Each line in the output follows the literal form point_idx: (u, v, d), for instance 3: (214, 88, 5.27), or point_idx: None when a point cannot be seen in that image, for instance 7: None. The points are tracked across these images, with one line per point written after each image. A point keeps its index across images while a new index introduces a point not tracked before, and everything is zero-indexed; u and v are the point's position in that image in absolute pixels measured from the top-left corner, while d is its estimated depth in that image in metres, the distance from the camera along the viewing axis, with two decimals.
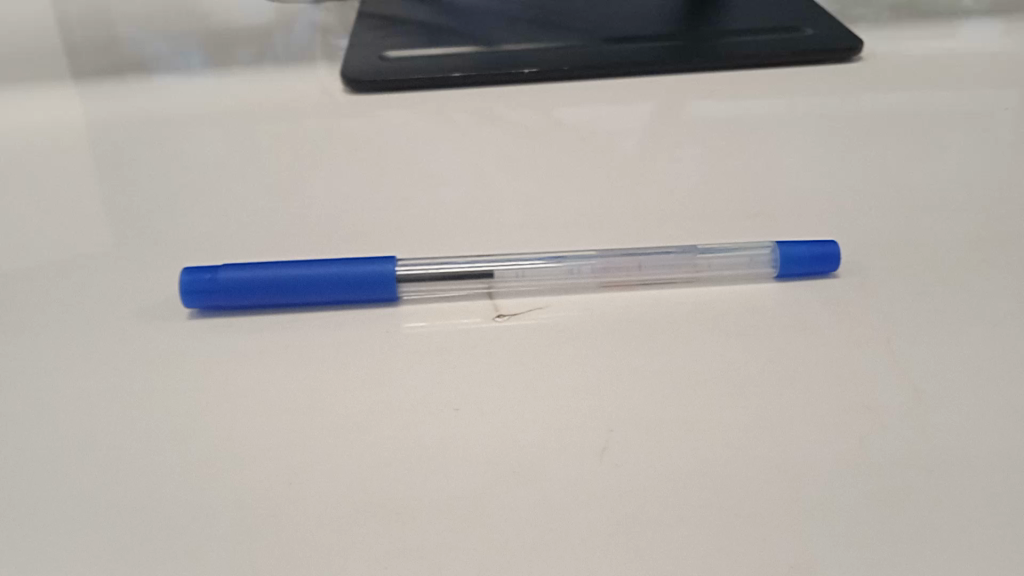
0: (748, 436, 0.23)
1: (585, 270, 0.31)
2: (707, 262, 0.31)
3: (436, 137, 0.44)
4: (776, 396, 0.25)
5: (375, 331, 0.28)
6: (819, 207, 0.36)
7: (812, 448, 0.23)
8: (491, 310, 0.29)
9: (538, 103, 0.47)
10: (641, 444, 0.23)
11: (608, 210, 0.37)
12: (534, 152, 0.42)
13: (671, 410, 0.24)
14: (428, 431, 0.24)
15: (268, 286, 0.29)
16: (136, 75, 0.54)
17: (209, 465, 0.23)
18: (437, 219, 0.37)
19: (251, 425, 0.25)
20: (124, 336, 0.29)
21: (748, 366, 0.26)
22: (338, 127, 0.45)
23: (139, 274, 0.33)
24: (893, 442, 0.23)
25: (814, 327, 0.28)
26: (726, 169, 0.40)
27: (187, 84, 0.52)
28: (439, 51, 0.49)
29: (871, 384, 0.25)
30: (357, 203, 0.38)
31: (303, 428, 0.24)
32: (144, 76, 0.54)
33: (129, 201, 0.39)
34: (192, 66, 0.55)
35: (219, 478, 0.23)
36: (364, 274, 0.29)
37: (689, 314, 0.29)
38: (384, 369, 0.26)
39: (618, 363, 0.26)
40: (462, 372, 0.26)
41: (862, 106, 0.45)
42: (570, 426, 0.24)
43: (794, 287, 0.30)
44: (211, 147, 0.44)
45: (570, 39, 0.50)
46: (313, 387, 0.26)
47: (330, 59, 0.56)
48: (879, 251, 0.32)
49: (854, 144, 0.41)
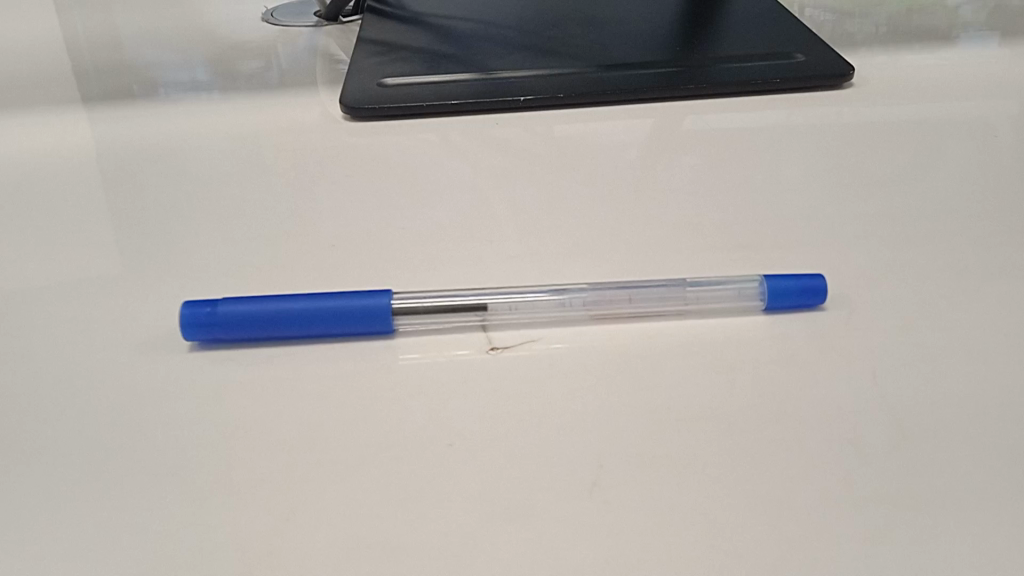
0: (735, 471, 0.24)
1: (578, 303, 0.31)
2: (697, 295, 0.31)
3: (433, 162, 0.44)
4: (765, 430, 0.25)
5: (371, 365, 0.29)
6: (810, 234, 0.37)
7: (797, 482, 0.23)
8: (486, 343, 0.30)
9: (535, 129, 0.47)
10: (632, 480, 0.23)
11: (604, 237, 0.37)
12: (531, 177, 0.43)
13: (662, 446, 0.25)
14: (423, 466, 0.24)
15: (268, 319, 0.29)
16: (140, 99, 0.55)
17: (203, 497, 0.24)
18: (434, 246, 0.37)
19: (248, 458, 0.25)
20: (125, 367, 0.29)
21: (736, 400, 0.26)
22: (338, 153, 0.46)
23: (139, 302, 0.34)
24: (878, 477, 0.23)
25: (802, 360, 0.28)
26: (720, 195, 0.40)
27: (189, 108, 0.53)
28: (437, 78, 0.50)
29: (857, 417, 0.26)
30: (356, 229, 0.38)
31: (300, 461, 0.25)
32: (148, 101, 0.54)
33: (130, 226, 0.40)
34: (194, 91, 0.56)
35: (213, 511, 0.23)
36: (361, 307, 0.30)
37: (680, 347, 0.29)
38: (380, 403, 0.27)
39: (609, 397, 0.27)
40: (455, 407, 0.27)
41: (853, 132, 0.46)
42: (562, 461, 0.24)
43: (783, 319, 0.31)
44: (211, 173, 0.45)
45: (566, 67, 0.51)
46: (310, 421, 0.26)
47: (330, 84, 0.57)
48: (867, 283, 0.33)
49: (847, 171, 0.42)
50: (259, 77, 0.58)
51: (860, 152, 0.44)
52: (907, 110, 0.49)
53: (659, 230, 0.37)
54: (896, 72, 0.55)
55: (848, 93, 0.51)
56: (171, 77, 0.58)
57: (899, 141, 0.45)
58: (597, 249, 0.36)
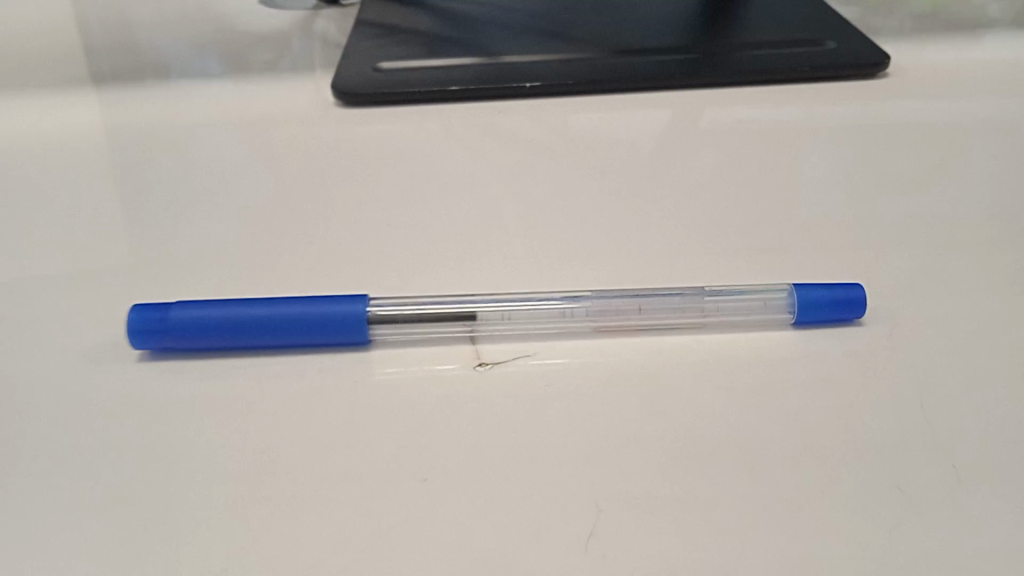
0: (757, 522, 0.20)
1: (579, 312, 0.28)
2: (715, 306, 0.28)
3: (429, 154, 0.41)
4: (793, 471, 0.22)
5: (342, 380, 0.25)
6: (841, 237, 0.33)
7: (832, 539, 0.20)
8: (472, 357, 0.26)
9: (541, 119, 0.43)
10: (634, 528, 0.20)
11: (612, 238, 0.33)
12: (535, 172, 0.39)
13: (670, 488, 0.21)
14: (390, 507, 0.21)
15: (228, 326, 0.26)
16: (123, 82, 0.51)
17: (133, 539, 0.20)
18: (423, 245, 0.33)
19: (192, 491, 0.22)
20: (69, 377, 0.26)
21: (760, 433, 0.23)
22: (327, 142, 0.42)
23: (95, 302, 0.30)
24: (926, 532, 0.20)
25: (837, 386, 0.25)
26: (741, 194, 0.37)
27: (174, 92, 0.50)
28: (437, 63, 0.47)
29: (900, 458, 0.22)
30: (339, 224, 0.35)
31: (250, 496, 0.21)
32: (132, 85, 0.51)
33: (97, 218, 0.37)
34: (181, 74, 0.53)
35: (143, 556, 0.20)
36: (333, 314, 0.26)
37: (695, 367, 0.26)
38: (348, 427, 0.24)
39: (611, 425, 0.23)
40: (433, 433, 0.23)
41: (887, 126, 0.42)
42: (552, 503, 0.21)
43: (813, 336, 0.27)
44: (190, 161, 0.41)
45: (576, 53, 0.47)
46: (266, 448, 0.23)
47: (325, 68, 0.53)
48: (908, 295, 0.29)
49: (882, 171, 0.38)
50: (251, 62, 0.55)
51: (895, 150, 0.40)
52: (947, 102, 0.45)
53: (674, 233, 0.34)
54: (933, 64, 0.50)
55: (883, 85, 0.47)
56: (158, 61, 0.55)
57: (939, 137, 0.41)
58: (604, 252, 0.33)
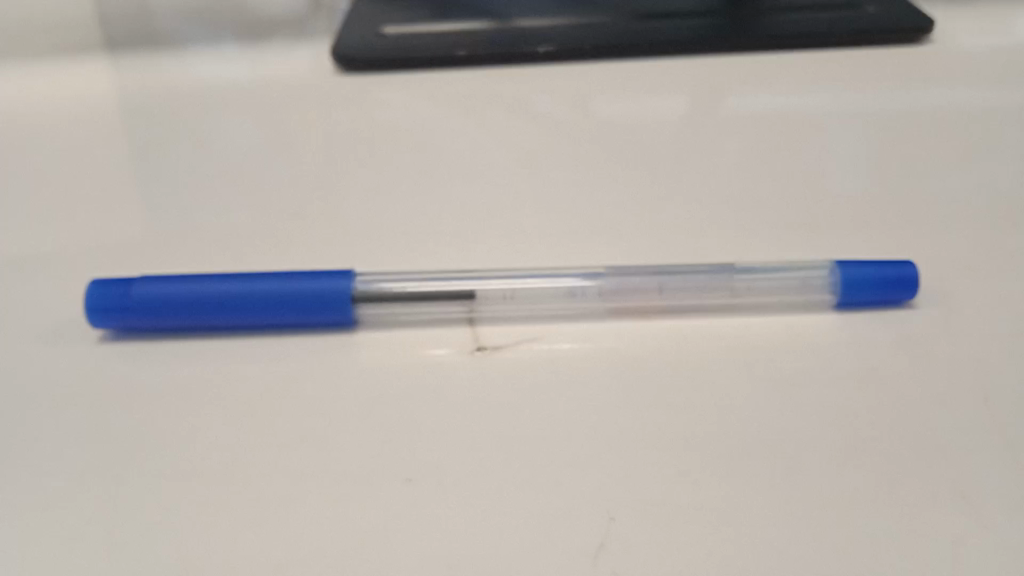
0: (793, 536, 0.17)
1: (590, 292, 0.25)
2: (745, 285, 0.25)
3: (433, 118, 0.38)
4: (834, 475, 0.19)
5: (323, 365, 0.23)
6: (886, 207, 0.30)
7: (882, 557, 0.17)
8: (470, 340, 0.24)
9: (555, 81, 0.40)
10: (650, 541, 0.17)
11: (630, 210, 0.30)
12: (547, 137, 0.36)
13: (692, 494, 0.18)
14: (369, 511, 0.18)
15: (202, 304, 0.24)
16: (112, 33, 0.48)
17: (73, 551, 0.18)
18: (422, 217, 0.31)
19: (145, 493, 0.19)
20: (27, 356, 0.24)
21: (795, 429, 0.20)
22: (324, 106, 0.39)
23: (64, 274, 0.28)
24: (994, 549, 0.17)
25: (884, 376, 0.22)
26: (776, 159, 0.33)
27: (166, 49, 0.47)
28: (444, 28, 0.44)
29: (961, 461, 0.19)
30: (333, 194, 0.32)
31: (211, 500, 0.19)
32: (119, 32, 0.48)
33: (76, 187, 0.34)
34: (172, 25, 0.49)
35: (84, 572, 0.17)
36: (317, 292, 0.24)
37: (721, 353, 0.23)
38: (326, 417, 0.21)
39: (624, 420, 0.20)
40: (422, 426, 0.20)
41: (939, 81, 0.38)
42: (555, 510, 0.18)
43: (855, 319, 0.24)
44: (178, 126, 0.38)
45: (593, 17, 0.44)
46: (233, 442, 0.20)
47: (327, 24, 0.50)
48: (966, 271, 0.26)
49: (934, 129, 0.34)
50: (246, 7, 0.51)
51: (949, 107, 0.36)
52: (1004, 57, 0.40)
53: (700, 203, 0.31)
54: (989, 13, 0.46)
55: (931, 42, 0.42)
56: None
57: (997, 93, 0.37)
58: (620, 226, 0.30)
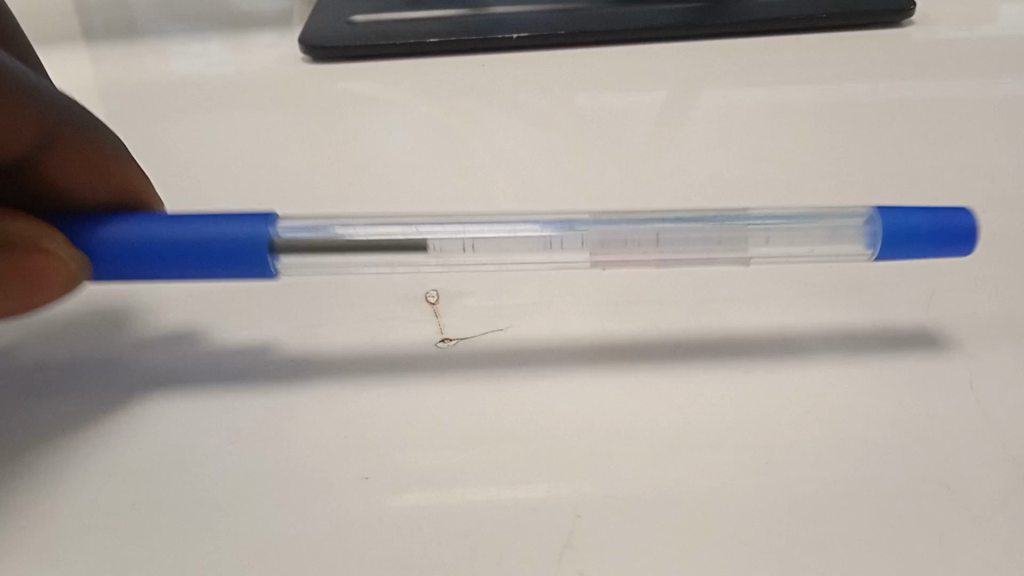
0: (770, 531, 0.16)
1: (568, 245, 0.23)
2: (762, 237, 0.23)
3: (404, 107, 0.37)
4: (811, 464, 0.18)
5: (278, 360, 0.22)
6: (865, 193, 0.29)
7: (866, 555, 0.16)
8: (433, 331, 0.23)
9: (529, 68, 0.39)
10: (622, 539, 0.16)
11: (605, 199, 0.29)
12: (521, 124, 0.35)
13: (663, 486, 0.17)
14: (327, 512, 0.17)
15: (116, 249, 0.21)
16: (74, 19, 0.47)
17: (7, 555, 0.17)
18: (391, 207, 0.30)
19: (85, 493, 0.18)
20: None
21: (770, 419, 0.19)
22: (292, 96, 0.38)
23: None
24: (981, 543, 0.16)
25: (864, 363, 0.21)
26: (755, 144, 0.32)
27: (130, 36, 0.45)
28: (416, 18, 0.43)
29: (947, 451, 0.18)
30: (296, 185, 0.31)
31: (157, 499, 0.18)
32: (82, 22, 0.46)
33: None
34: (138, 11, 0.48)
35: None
36: (235, 241, 0.21)
37: (698, 340, 0.22)
38: (279, 414, 0.20)
39: (593, 412, 0.19)
40: (382, 421, 0.19)
41: (919, 65, 0.37)
42: (521, 506, 0.17)
43: (834, 302, 0.23)
44: (140, 119, 0.37)
45: (569, 4, 0.43)
46: (183, 439, 0.19)
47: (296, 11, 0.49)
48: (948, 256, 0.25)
49: (914, 114, 0.33)
50: None
51: (930, 92, 0.35)
52: (983, 40, 0.40)
53: (676, 191, 0.30)
54: None
55: (910, 25, 0.42)
56: None
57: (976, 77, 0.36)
58: None
